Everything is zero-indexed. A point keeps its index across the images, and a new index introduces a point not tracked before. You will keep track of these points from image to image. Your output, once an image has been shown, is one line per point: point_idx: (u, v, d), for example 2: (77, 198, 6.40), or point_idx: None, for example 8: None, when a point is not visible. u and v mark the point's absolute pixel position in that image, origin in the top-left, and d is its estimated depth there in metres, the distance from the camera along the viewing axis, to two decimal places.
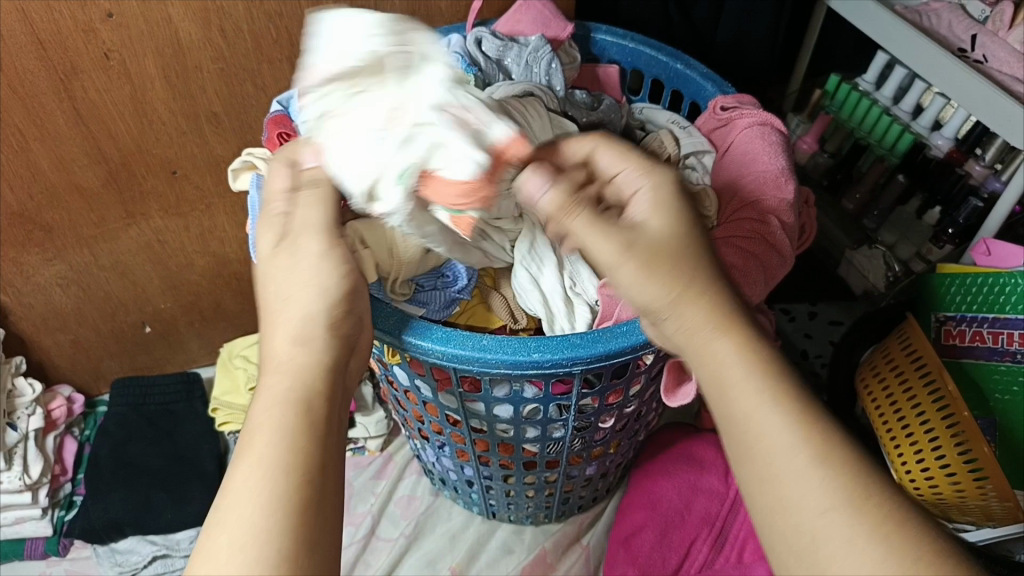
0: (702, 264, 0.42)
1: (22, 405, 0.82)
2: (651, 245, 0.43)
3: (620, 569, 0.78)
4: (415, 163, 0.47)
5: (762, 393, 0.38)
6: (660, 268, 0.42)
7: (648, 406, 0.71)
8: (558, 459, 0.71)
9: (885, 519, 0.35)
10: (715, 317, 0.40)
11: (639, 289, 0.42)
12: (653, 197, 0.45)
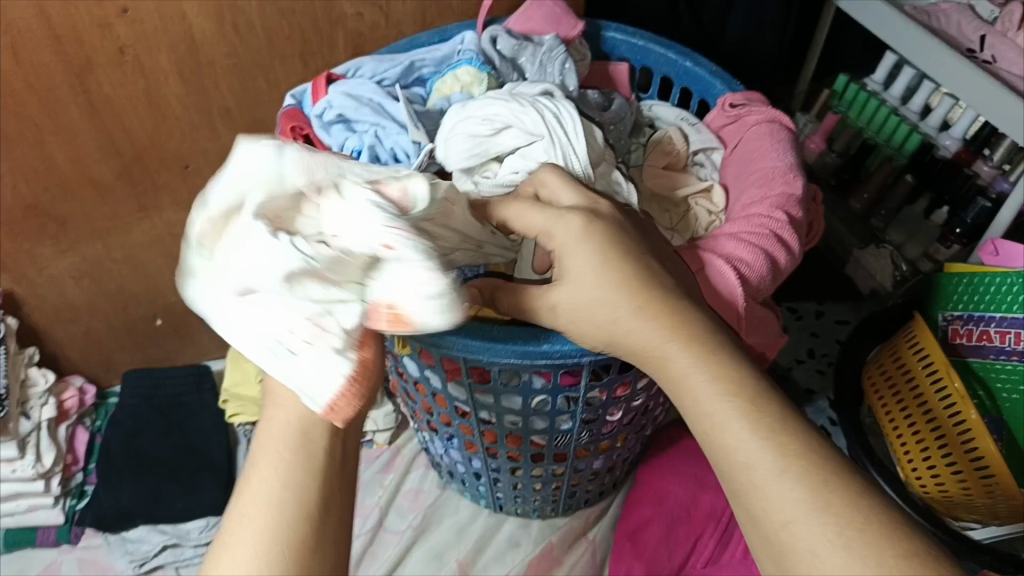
0: (632, 299, 0.44)
1: (35, 395, 0.82)
2: (571, 301, 0.46)
3: (626, 563, 0.79)
4: (302, 310, 0.40)
5: (698, 410, 0.41)
6: (590, 316, 0.46)
7: (656, 399, 0.71)
8: (566, 452, 0.71)
9: (826, 516, 0.37)
10: (642, 346, 0.44)
11: (576, 335, 0.47)
12: (570, 246, 0.47)
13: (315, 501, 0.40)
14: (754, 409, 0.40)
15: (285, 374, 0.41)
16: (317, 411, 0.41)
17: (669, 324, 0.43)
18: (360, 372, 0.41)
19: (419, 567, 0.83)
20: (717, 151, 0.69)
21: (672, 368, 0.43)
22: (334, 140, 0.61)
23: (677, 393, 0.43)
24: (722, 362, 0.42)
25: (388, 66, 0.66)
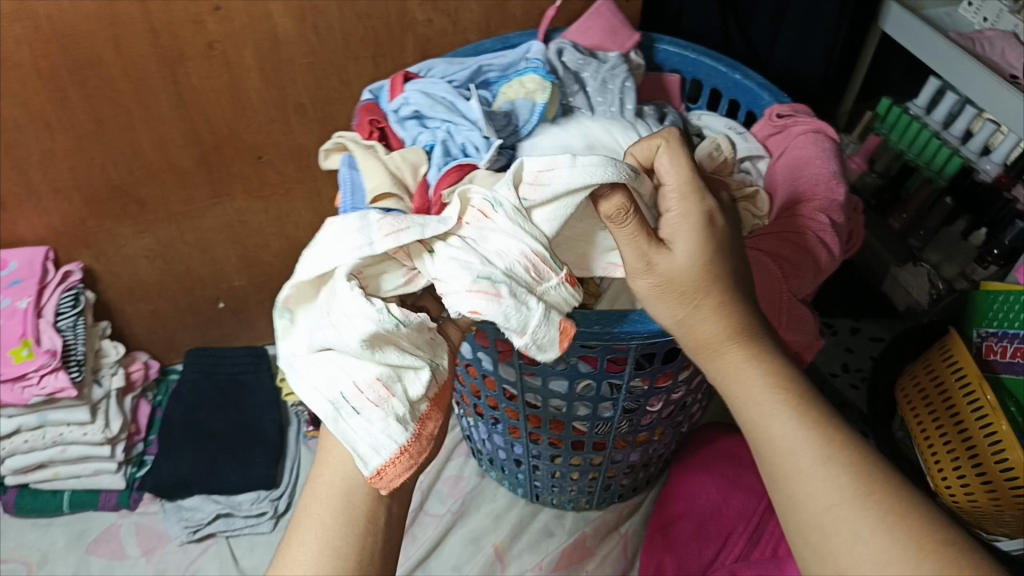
0: (716, 287, 0.50)
1: (107, 364, 0.87)
2: (668, 274, 0.50)
3: (657, 556, 0.81)
4: (373, 373, 0.48)
5: (751, 402, 0.47)
6: (674, 298, 0.50)
7: (692, 394, 0.75)
8: (605, 441, 0.75)
9: (865, 504, 0.42)
10: (705, 341, 0.49)
11: (654, 307, 0.51)
12: (674, 228, 0.51)
13: (354, 541, 0.47)
14: (800, 406, 0.46)
15: (348, 430, 0.47)
16: (363, 473, 0.47)
17: (728, 326, 0.49)
18: (414, 444, 0.48)
19: (456, 550, 0.87)
20: (762, 159, 0.73)
21: (732, 361, 0.48)
22: (408, 133, 0.66)
23: (732, 390, 0.48)
24: (777, 364, 0.48)
25: (458, 68, 0.71)
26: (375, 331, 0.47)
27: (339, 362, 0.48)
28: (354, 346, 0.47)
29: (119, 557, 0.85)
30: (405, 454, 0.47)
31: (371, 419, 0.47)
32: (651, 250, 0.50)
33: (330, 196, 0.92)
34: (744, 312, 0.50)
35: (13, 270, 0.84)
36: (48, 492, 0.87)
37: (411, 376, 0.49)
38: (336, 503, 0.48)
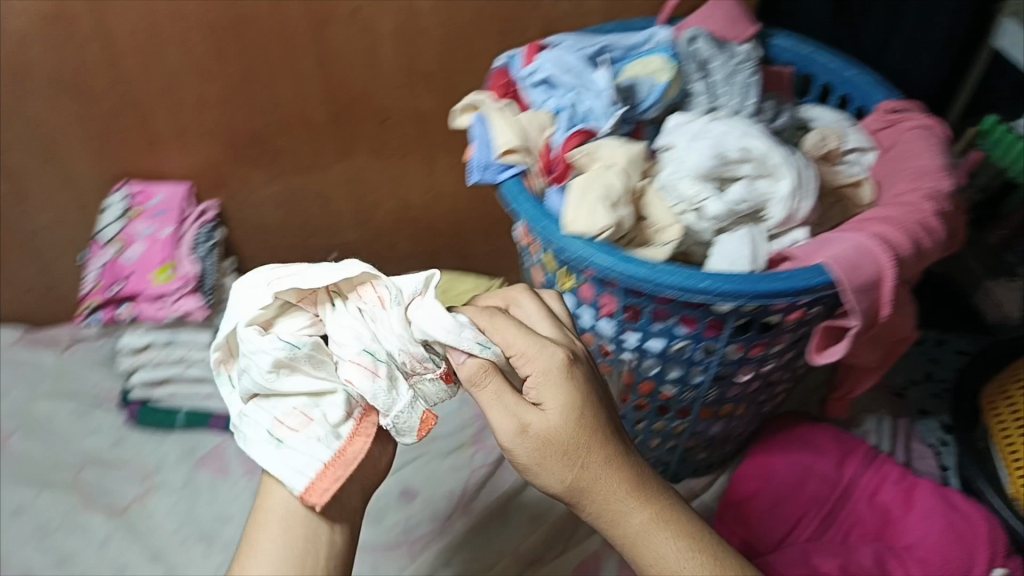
0: (592, 439, 0.57)
1: (229, 299, 0.95)
2: (547, 436, 0.55)
3: (729, 527, 0.85)
4: (296, 403, 0.56)
5: (635, 532, 0.59)
6: (557, 460, 0.56)
7: (782, 372, 0.78)
8: (690, 408, 0.79)
9: None
10: (593, 490, 0.58)
11: (541, 470, 0.57)
12: (543, 383, 0.56)
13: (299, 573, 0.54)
14: (674, 529, 0.60)
15: (279, 460, 0.54)
16: (295, 492, 0.54)
17: (611, 470, 0.58)
18: (335, 460, 0.54)
19: (534, 504, 0.92)
20: (870, 151, 0.74)
21: (619, 502, 0.59)
22: (535, 98, 0.72)
23: (615, 522, 0.60)
24: (646, 495, 0.60)
25: (585, 44, 0.75)
26: (274, 359, 0.53)
27: (268, 404, 0.56)
28: (269, 384, 0.55)
29: (224, 474, 0.94)
30: (329, 468, 0.54)
31: (301, 443, 0.54)
32: (523, 413, 0.55)
33: (443, 163, 0.98)
34: (614, 452, 0.58)
35: (159, 202, 0.91)
36: (164, 411, 0.96)
37: (329, 400, 0.55)
38: (276, 531, 0.55)
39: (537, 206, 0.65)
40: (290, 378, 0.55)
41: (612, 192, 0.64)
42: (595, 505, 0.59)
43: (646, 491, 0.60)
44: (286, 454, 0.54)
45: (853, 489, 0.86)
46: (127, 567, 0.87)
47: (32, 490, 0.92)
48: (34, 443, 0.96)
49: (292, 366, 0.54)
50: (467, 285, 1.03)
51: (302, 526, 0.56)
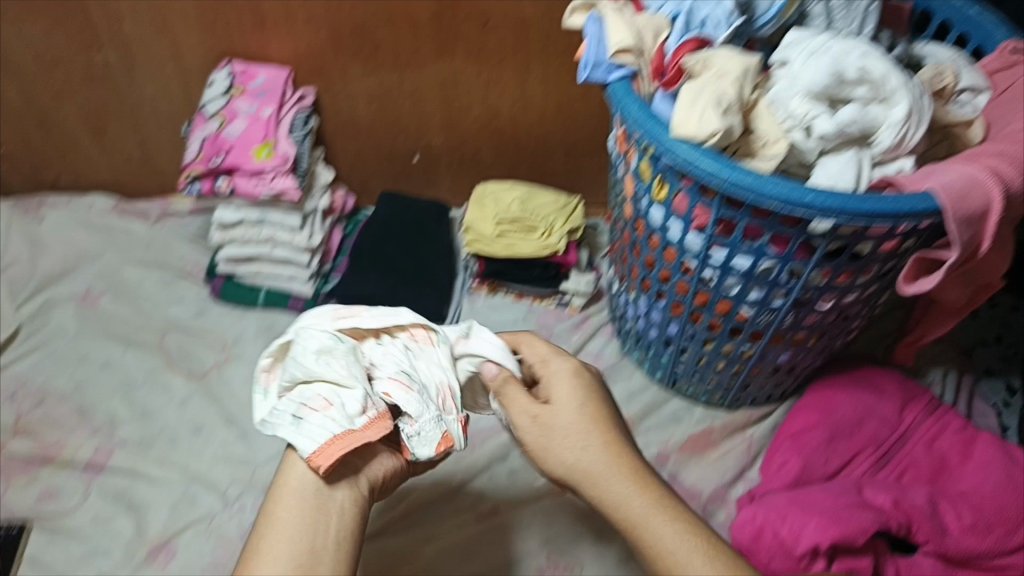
0: (592, 425, 0.63)
1: (318, 186, 0.99)
2: (550, 416, 0.63)
3: (783, 455, 0.87)
4: (323, 388, 0.59)
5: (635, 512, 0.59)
6: (559, 439, 0.62)
7: (861, 306, 0.78)
8: (762, 333, 0.80)
9: None
10: (594, 472, 0.61)
11: (548, 450, 0.63)
12: (554, 381, 0.66)
13: (310, 541, 0.55)
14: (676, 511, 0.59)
15: (297, 430, 0.57)
16: (304, 455, 0.56)
17: (610, 452, 0.62)
18: (346, 437, 0.57)
19: None
20: (984, 92, 0.72)
21: (620, 483, 0.60)
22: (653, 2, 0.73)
23: (618, 505, 0.60)
24: (647, 480, 0.61)
25: None
26: (321, 344, 0.60)
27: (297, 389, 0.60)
28: (311, 370, 0.59)
29: None
30: (337, 441, 0.57)
31: (320, 419, 0.57)
32: (533, 403, 0.64)
33: (537, 73, 0.97)
34: (618, 442, 0.63)
35: (261, 83, 0.94)
36: (249, 287, 1.02)
37: (352, 390, 0.59)
38: (290, 500, 0.57)
39: (644, 109, 0.66)
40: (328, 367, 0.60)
41: (724, 99, 0.63)
42: (600, 492, 0.60)
43: (650, 479, 0.61)
44: (304, 429, 0.57)
45: (910, 434, 0.87)
46: (204, 428, 0.92)
47: (119, 347, 0.99)
48: (122, 305, 1.02)
49: (339, 358, 0.60)
50: (548, 199, 1.02)
51: (315, 501, 0.57)
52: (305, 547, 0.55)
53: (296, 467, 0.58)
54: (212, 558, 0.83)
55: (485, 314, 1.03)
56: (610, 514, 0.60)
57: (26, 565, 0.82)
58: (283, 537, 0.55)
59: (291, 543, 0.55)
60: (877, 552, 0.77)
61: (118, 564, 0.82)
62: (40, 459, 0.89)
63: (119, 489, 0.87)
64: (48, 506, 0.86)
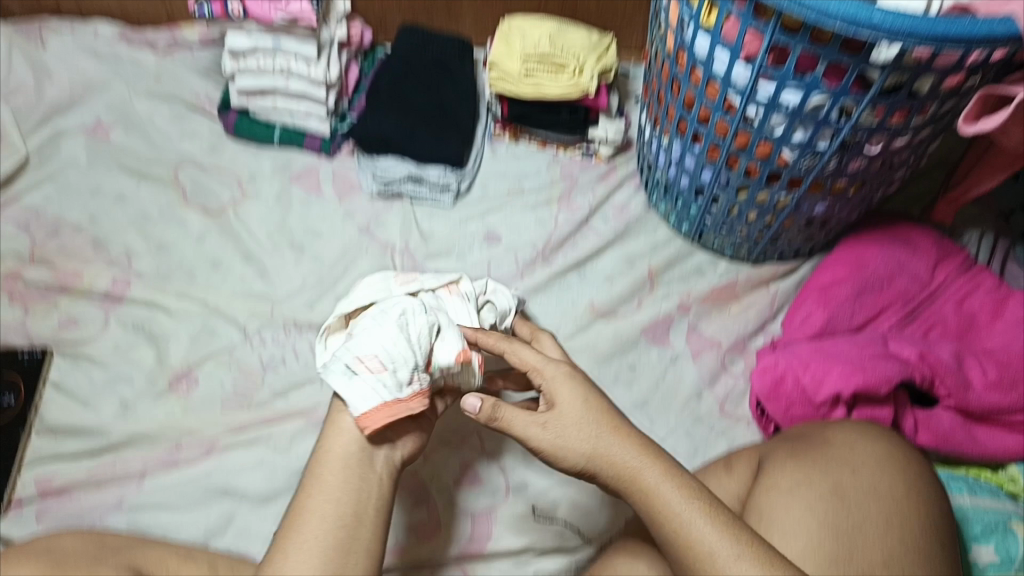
0: (604, 421, 0.60)
1: (336, 16, 0.96)
2: (557, 423, 0.60)
3: (808, 307, 0.86)
4: (379, 350, 0.61)
5: (669, 509, 0.57)
6: (574, 435, 0.59)
7: (907, 152, 0.75)
8: (801, 179, 0.77)
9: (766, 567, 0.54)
10: (621, 471, 0.59)
11: (562, 451, 0.60)
12: (551, 385, 0.62)
13: (352, 503, 0.58)
14: (710, 509, 0.57)
15: (352, 389, 0.60)
16: (354, 414, 0.59)
17: (637, 448, 0.59)
18: (392, 405, 0.59)
19: (612, 264, 0.93)
20: None
21: (646, 485, 0.58)
22: None
23: (648, 511, 0.58)
24: (675, 473, 0.58)
25: None
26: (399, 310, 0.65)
27: (358, 341, 0.63)
28: (379, 330, 0.63)
29: (316, 193, 0.96)
30: (386, 406, 0.59)
31: (372, 380, 0.60)
32: (532, 416, 0.60)
33: None
34: (635, 438, 0.60)
35: None
36: (264, 124, 0.98)
37: (407, 358, 0.61)
38: (335, 465, 0.59)
39: None
40: (393, 331, 0.63)
41: None
42: (624, 484, 0.59)
43: (675, 470, 0.59)
44: (358, 387, 0.60)
45: (940, 291, 0.86)
46: (223, 263, 0.91)
47: (133, 180, 0.96)
48: (133, 138, 0.99)
49: (407, 321, 0.64)
50: (580, 36, 0.95)
51: (358, 468, 0.60)
52: (342, 512, 0.57)
53: (343, 431, 0.61)
54: (234, 388, 0.83)
55: (509, 162, 1.00)
56: (636, 506, 0.59)
57: (51, 387, 0.83)
58: (329, 497, 0.58)
59: (336, 505, 0.57)
60: (897, 402, 0.77)
61: (142, 390, 0.83)
62: (58, 288, 0.88)
63: (139, 319, 0.87)
64: (69, 332, 0.86)
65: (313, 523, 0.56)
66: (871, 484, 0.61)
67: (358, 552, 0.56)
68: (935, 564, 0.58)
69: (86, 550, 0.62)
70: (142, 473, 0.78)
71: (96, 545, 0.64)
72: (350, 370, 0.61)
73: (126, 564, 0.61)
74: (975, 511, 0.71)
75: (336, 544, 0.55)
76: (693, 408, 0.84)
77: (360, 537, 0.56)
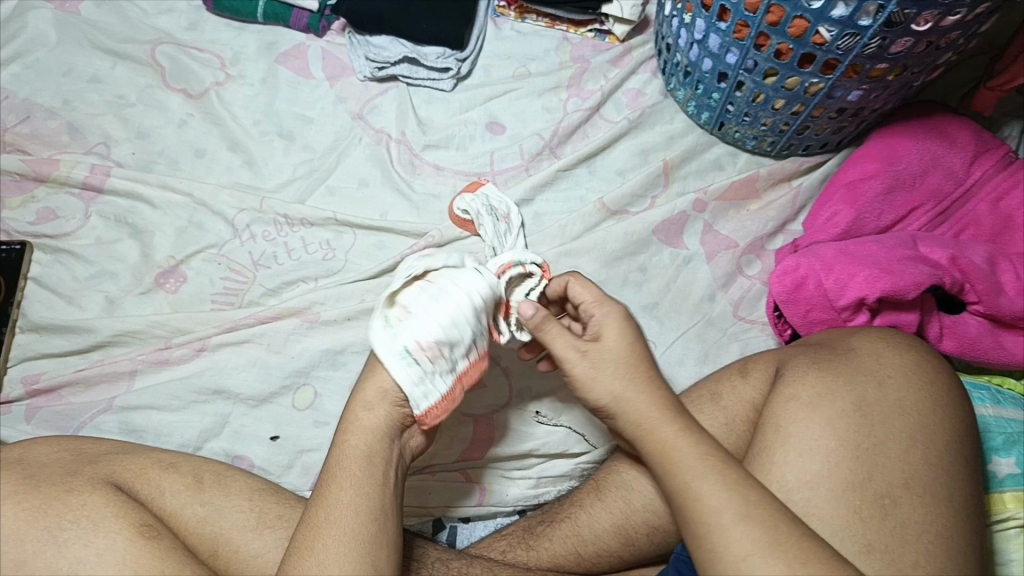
0: (632, 367, 0.57)
1: None
2: (599, 355, 0.57)
3: (833, 206, 0.80)
4: (445, 336, 0.57)
5: (681, 464, 0.53)
6: (608, 373, 0.56)
7: (958, 34, 0.67)
8: (838, 63, 0.69)
9: (776, 553, 0.48)
10: (637, 417, 0.55)
11: (593, 381, 0.57)
12: (603, 323, 0.59)
13: (380, 501, 0.54)
14: (719, 468, 0.52)
15: (413, 380, 0.56)
16: (414, 410, 0.57)
17: (658, 405, 0.55)
18: (448, 397, 0.58)
19: (624, 157, 0.86)
20: None
21: (661, 436, 0.54)
22: None
23: (661, 463, 0.54)
24: (694, 431, 0.55)
25: None
26: (468, 290, 0.59)
27: (418, 318, 0.57)
28: (446, 310, 0.58)
29: (305, 76, 0.89)
30: (444, 399, 0.58)
31: (432, 372, 0.57)
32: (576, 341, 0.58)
33: None
34: (658, 390, 0.56)
35: None
36: None
37: (466, 342, 0.59)
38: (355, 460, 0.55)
39: None
40: (458, 312, 0.58)
41: None
42: (641, 441, 0.55)
43: (694, 428, 0.55)
44: (421, 379, 0.57)
45: (977, 191, 0.79)
46: (207, 151, 0.85)
47: (107, 60, 0.89)
48: (105, 13, 0.92)
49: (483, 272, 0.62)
50: None
51: (384, 465, 0.56)
52: (369, 506, 0.53)
53: (360, 422, 0.57)
54: (223, 286, 0.79)
55: (513, 41, 0.92)
56: (650, 462, 0.55)
57: (33, 283, 0.80)
58: (354, 490, 0.54)
59: (367, 499, 0.54)
60: (923, 308, 0.73)
61: (128, 286, 0.79)
62: (33, 178, 0.83)
63: (121, 211, 0.82)
64: (48, 225, 0.82)
65: (344, 518, 0.52)
66: (896, 401, 0.58)
67: (390, 548, 0.53)
68: (957, 529, 0.55)
69: (64, 462, 0.61)
70: (132, 373, 0.75)
71: (76, 457, 0.62)
72: (414, 357, 0.57)
73: (103, 478, 0.60)
74: (997, 421, 0.68)
75: (369, 538, 0.52)
76: (706, 310, 0.80)
77: (390, 533, 0.53)
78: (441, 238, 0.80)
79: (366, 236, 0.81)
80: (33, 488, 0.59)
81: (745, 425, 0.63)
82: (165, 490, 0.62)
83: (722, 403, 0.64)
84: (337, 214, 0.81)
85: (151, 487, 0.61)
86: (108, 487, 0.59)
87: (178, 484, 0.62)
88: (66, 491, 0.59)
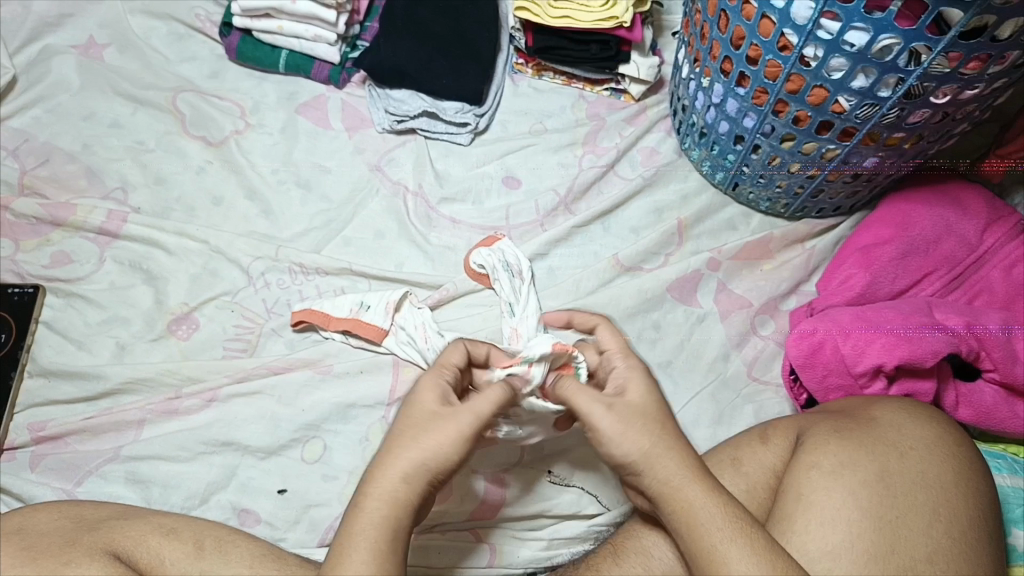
0: (655, 424, 0.55)
1: None
2: (625, 411, 0.55)
3: (848, 270, 0.80)
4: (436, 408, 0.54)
5: (709, 530, 0.52)
6: (633, 431, 0.54)
7: (977, 105, 0.68)
8: (855, 131, 0.70)
9: None
10: (663, 480, 0.54)
11: (619, 438, 0.54)
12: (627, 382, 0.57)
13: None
14: (745, 534, 0.52)
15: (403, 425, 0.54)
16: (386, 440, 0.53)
17: (686, 465, 0.54)
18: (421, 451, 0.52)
19: (638, 215, 0.87)
20: None
21: (691, 494, 0.53)
22: None
23: (689, 525, 0.53)
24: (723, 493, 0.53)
25: None
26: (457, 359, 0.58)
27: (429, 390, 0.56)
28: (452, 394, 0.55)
29: (324, 126, 0.90)
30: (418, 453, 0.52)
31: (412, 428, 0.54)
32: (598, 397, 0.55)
33: None
34: (685, 447, 0.55)
35: None
36: (268, 48, 0.92)
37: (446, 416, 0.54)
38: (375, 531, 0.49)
39: None
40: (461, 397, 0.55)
41: None
42: (665, 500, 0.54)
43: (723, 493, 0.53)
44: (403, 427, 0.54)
45: (989, 258, 0.80)
46: (225, 199, 0.86)
47: (127, 106, 0.90)
48: (128, 59, 0.93)
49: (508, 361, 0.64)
50: None
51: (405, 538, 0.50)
52: None
53: (404, 484, 0.51)
54: (234, 333, 0.79)
55: (530, 98, 0.93)
56: (671, 522, 0.54)
57: (44, 326, 0.79)
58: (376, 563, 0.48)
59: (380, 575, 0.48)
60: (939, 376, 0.73)
61: (139, 332, 0.79)
62: (49, 221, 0.83)
63: (136, 257, 0.82)
64: (62, 268, 0.81)
65: None
66: (918, 474, 0.57)
67: None
68: None
69: (64, 530, 0.60)
70: (141, 421, 0.74)
71: (75, 524, 0.61)
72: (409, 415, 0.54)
73: (101, 547, 0.59)
74: (1015, 492, 0.68)
75: None
76: (719, 371, 0.80)
77: None
78: (454, 291, 0.79)
79: (378, 287, 0.81)
80: (31, 559, 0.58)
81: (765, 491, 0.62)
82: (165, 559, 0.60)
83: (743, 469, 0.63)
84: (352, 265, 0.81)
85: (150, 554, 0.60)
86: (106, 557, 0.58)
87: (179, 551, 0.61)
88: (63, 563, 0.57)
